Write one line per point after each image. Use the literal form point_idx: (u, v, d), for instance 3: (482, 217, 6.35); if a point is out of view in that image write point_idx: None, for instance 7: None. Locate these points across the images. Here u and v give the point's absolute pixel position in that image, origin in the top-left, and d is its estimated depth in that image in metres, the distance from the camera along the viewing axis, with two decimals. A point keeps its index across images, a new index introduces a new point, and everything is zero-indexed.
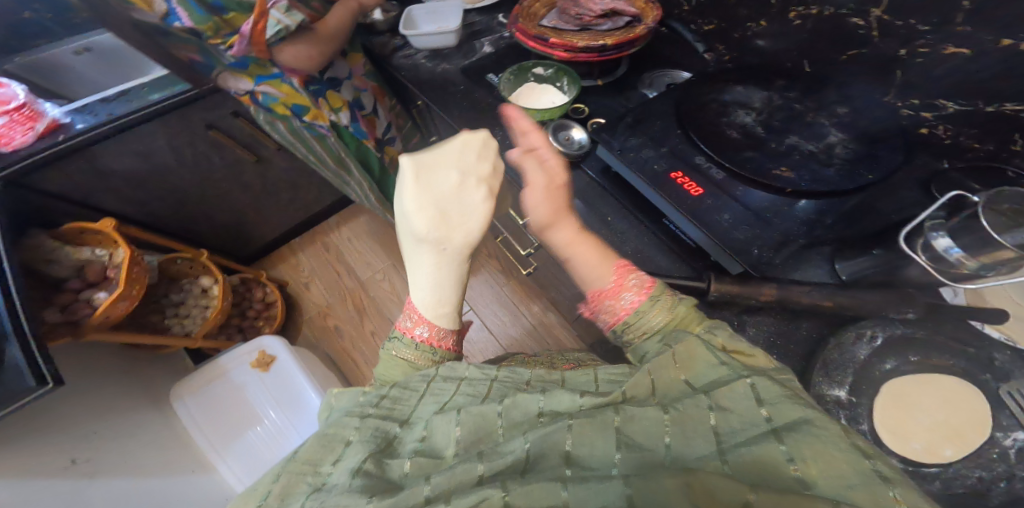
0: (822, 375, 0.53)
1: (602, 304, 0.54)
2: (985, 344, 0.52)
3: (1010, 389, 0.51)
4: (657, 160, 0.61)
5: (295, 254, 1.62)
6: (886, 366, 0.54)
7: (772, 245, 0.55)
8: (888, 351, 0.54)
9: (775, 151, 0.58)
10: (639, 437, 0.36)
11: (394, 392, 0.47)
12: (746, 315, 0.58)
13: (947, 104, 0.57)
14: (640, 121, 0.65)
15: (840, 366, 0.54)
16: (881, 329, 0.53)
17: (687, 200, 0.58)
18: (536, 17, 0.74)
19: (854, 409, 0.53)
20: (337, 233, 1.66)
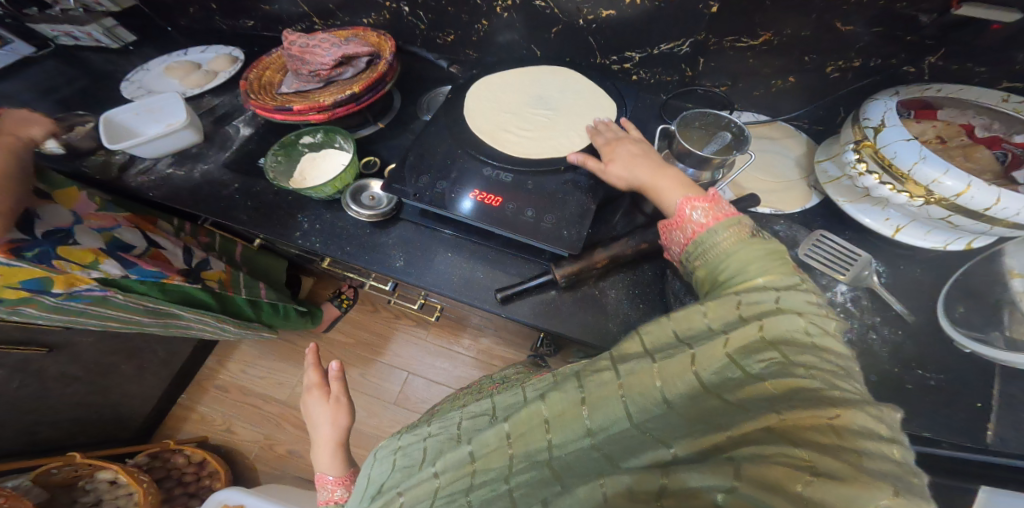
0: (679, 303, 0.64)
1: (672, 233, 0.52)
2: (768, 222, 0.72)
3: (806, 250, 0.69)
4: (453, 189, 0.63)
5: (193, 409, 1.44)
6: None
7: (576, 220, 0.61)
8: None
9: (544, 143, 0.67)
10: (681, 414, 0.36)
11: (436, 427, 0.44)
12: (604, 281, 0.69)
13: (632, 55, 0.74)
14: (423, 156, 0.65)
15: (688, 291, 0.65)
16: None
17: (491, 213, 0.62)
18: (275, 87, 0.69)
19: None
20: (227, 368, 1.47)
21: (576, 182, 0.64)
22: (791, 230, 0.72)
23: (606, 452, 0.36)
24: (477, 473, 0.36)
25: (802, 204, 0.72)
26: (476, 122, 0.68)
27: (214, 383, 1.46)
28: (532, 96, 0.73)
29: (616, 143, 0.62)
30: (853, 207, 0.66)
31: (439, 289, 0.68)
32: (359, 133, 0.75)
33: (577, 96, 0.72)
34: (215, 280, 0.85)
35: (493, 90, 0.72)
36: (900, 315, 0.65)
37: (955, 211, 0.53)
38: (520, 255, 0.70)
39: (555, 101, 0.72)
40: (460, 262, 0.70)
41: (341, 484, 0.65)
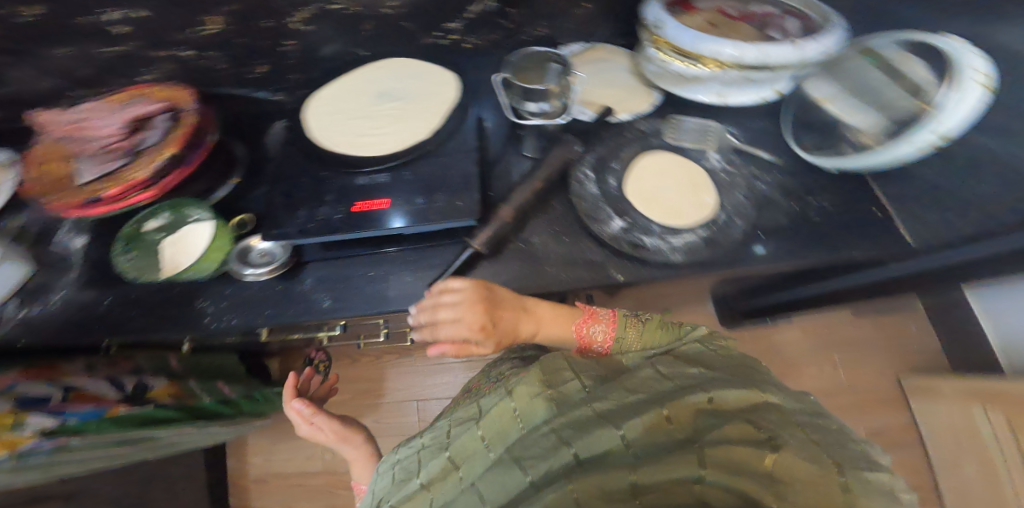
0: (595, 224, 0.67)
1: (589, 346, 0.64)
2: (632, 124, 0.75)
3: (671, 134, 0.76)
4: (334, 210, 0.58)
5: None
6: (616, 179, 0.70)
7: (463, 189, 0.58)
8: (603, 169, 0.71)
9: (399, 133, 0.65)
10: (615, 421, 0.44)
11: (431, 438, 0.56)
12: (525, 232, 0.68)
13: (454, 26, 0.77)
14: (291, 192, 0.60)
15: (600, 209, 0.67)
16: (586, 167, 0.70)
17: (382, 219, 0.57)
18: (76, 181, 0.64)
19: (635, 221, 0.67)
20: None
21: (455, 153, 0.62)
22: (654, 123, 0.76)
23: (555, 431, 0.44)
24: (458, 473, 0.48)
25: (648, 100, 0.79)
26: (325, 138, 0.65)
27: None
28: (367, 95, 0.72)
29: (455, 158, 0.60)
30: (684, 91, 0.74)
31: (371, 309, 0.65)
32: (214, 197, 0.72)
33: (417, 78, 0.72)
34: (164, 395, 0.85)
35: (329, 105, 0.70)
36: (770, 161, 0.74)
37: (740, 68, 0.63)
38: (436, 241, 0.66)
39: (391, 93, 0.71)
40: (381, 275, 0.66)
41: None
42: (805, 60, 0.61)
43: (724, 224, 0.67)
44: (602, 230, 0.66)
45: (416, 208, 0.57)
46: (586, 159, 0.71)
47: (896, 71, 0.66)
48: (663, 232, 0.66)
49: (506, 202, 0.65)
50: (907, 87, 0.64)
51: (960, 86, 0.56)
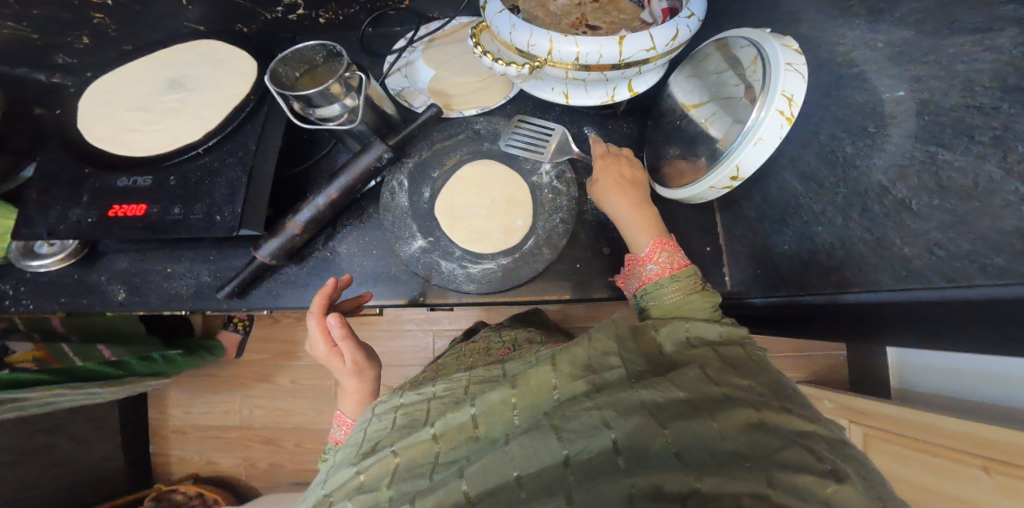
0: (394, 240, 0.66)
1: (632, 271, 0.58)
2: (465, 125, 0.70)
3: (507, 141, 0.69)
4: (87, 213, 0.60)
5: (165, 460, 1.56)
6: (425, 193, 0.69)
7: (228, 200, 0.59)
8: (416, 182, 0.69)
9: (179, 129, 0.64)
10: (642, 441, 0.36)
11: (403, 400, 0.48)
12: (334, 240, 0.69)
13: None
14: (45, 187, 0.61)
15: (403, 223, 0.66)
16: (398, 175, 0.68)
17: (142, 226, 0.59)
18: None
19: (437, 243, 0.66)
20: (171, 418, 1.56)
21: (223, 161, 0.61)
22: (493, 123, 0.71)
23: (587, 447, 0.36)
24: (438, 450, 0.40)
25: (505, 95, 0.72)
26: (95, 134, 0.65)
27: (168, 431, 1.56)
28: (156, 84, 0.70)
29: (218, 166, 0.61)
30: (529, 86, 0.66)
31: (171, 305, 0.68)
32: None
33: (212, 66, 0.69)
34: (27, 359, 0.89)
35: (113, 95, 0.69)
36: None
37: (567, 68, 0.55)
38: (236, 245, 0.68)
39: (177, 78, 0.70)
40: (182, 272, 0.68)
41: None
42: (628, 60, 0.51)
43: (530, 258, 0.64)
44: (401, 249, 0.65)
45: (167, 215, 0.59)
46: (399, 163, 0.68)
47: (738, 75, 0.48)
48: (463, 258, 0.66)
49: (295, 213, 0.64)
50: (744, 92, 0.46)
51: (765, 107, 0.43)
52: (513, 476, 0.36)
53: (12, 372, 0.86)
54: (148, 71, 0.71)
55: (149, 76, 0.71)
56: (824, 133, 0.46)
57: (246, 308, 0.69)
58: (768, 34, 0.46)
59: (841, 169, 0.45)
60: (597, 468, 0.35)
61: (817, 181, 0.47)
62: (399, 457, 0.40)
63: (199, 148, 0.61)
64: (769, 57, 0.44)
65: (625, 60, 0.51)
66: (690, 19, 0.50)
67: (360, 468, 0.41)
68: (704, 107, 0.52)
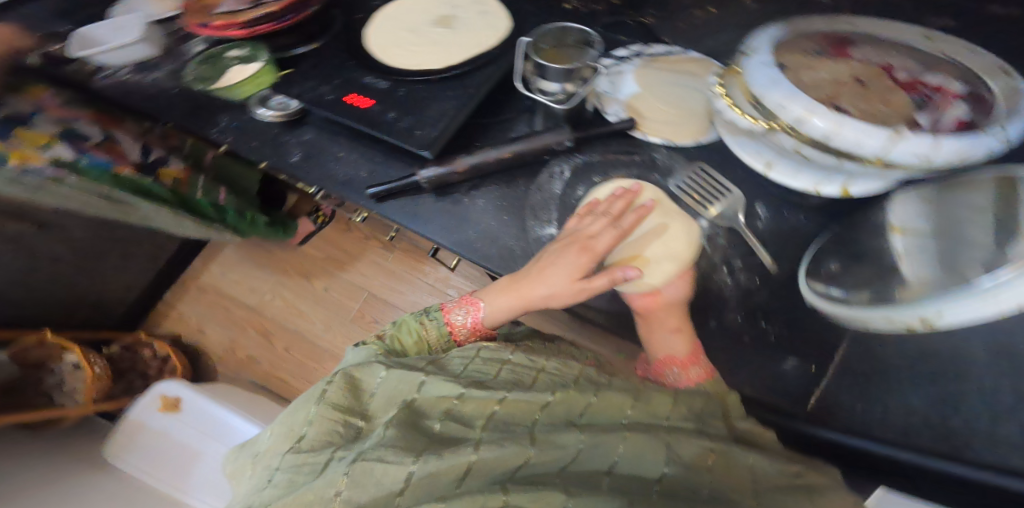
0: (532, 219, 0.68)
1: (670, 369, 0.63)
2: (646, 150, 0.70)
3: (675, 181, 0.68)
4: (331, 92, 0.71)
5: (174, 306, 1.61)
6: (577, 192, 0.70)
7: (432, 122, 0.66)
8: (575, 180, 0.70)
9: (425, 55, 0.74)
10: (688, 474, 0.47)
11: (513, 361, 0.57)
12: (474, 190, 0.70)
13: None
14: (317, 65, 0.75)
15: (546, 210, 0.69)
16: (564, 164, 0.71)
17: (361, 114, 0.69)
18: (211, 7, 0.82)
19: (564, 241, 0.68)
20: (207, 272, 1.62)
21: (443, 92, 0.69)
22: (670, 159, 0.70)
23: (655, 482, 0.47)
24: (539, 419, 0.50)
25: (695, 138, 0.69)
26: (375, 38, 0.78)
27: (194, 282, 1.62)
28: (431, 16, 0.81)
29: (437, 95, 0.69)
30: (734, 142, 0.65)
31: (321, 181, 0.71)
32: (293, 52, 0.77)
33: (480, 14, 0.77)
34: (171, 177, 1.00)
35: (398, 14, 0.81)
36: (764, 265, 0.62)
37: (800, 140, 0.51)
38: (402, 157, 0.71)
39: (449, 18, 0.79)
40: (348, 160, 0.72)
41: (473, 333, 0.70)
42: (887, 159, 0.46)
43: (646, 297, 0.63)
44: (532, 227, 0.68)
45: (382, 115, 0.67)
46: (570, 152, 0.70)
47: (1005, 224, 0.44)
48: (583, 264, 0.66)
49: (465, 154, 0.69)
50: (1003, 245, 0.42)
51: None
52: (582, 457, 0.46)
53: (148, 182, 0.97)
54: (430, 7, 0.83)
55: (428, 9, 0.82)
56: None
57: (373, 212, 0.71)
58: None
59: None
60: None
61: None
62: (506, 408, 0.50)
63: (434, 75, 0.70)
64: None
65: (883, 157, 0.46)
66: (997, 142, 0.43)
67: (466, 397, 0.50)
68: (931, 240, 0.50)
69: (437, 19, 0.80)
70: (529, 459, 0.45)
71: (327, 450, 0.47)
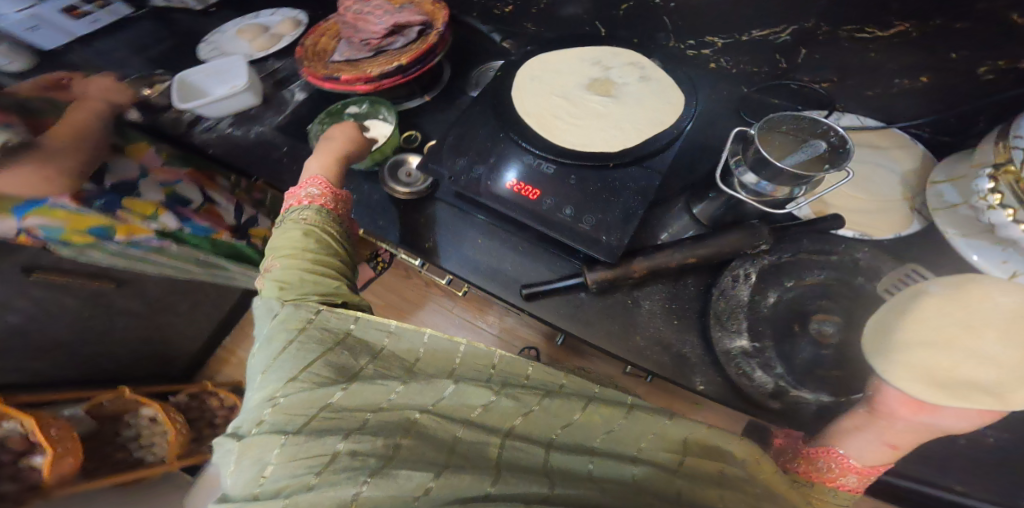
0: (718, 329, 0.63)
1: (821, 459, 0.60)
2: (845, 251, 0.65)
3: (885, 287, 0.61)
4: (490, 175, 0.63)
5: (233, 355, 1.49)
6: (767, 299, 0.64)
7: (619, 224, 0.59)
8: (764, 286, 0.65)
9: (593, 133, 0.64)
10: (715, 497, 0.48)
11: (563, 387, 0.54)
12: (639, 292, 0.67)
13: (712, 40, 0.78)
14: (463, 137, 0.65)
15: (731, 318, 0.64)
16: (748, 267, 0.66)
17: (529, 207, 0.61)
18: (325, 54, 0.78)
19: (761, 354, 0.61)
20: None
21: (623, 183, 0.61)
22: (873, 258, 0.64)
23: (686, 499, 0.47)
24: (558, 430, 0.51)
25: (896, 231, 0.64)
26: (524, 108, 0.65)
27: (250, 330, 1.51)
28: (584, 76, 0.70)
29: (617, 188, 0.61)
30: (965, 242, 0.58)
31: (479, 279, 0.68)
32: (406, 104, 0.81)
33: (642, 79, 0.67)
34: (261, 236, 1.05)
35: (547, 70, 0.69)
36: None
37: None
38: (557, 251, 0.69)
39: (605, 82, 0.68)
40: (506, 254, 0.69)
41: (318, 187, 0.63)
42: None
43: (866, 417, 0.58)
44: (719, 340, 0.63)
45: (559, 215, 0.60)
46: (754, 253, 0.66)
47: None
48: (784, 377, 0.60)
49: (645, 255, 0.64)
50: None
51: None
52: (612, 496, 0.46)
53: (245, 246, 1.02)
54: (577, 66, 0.72)
55: (577, 68, 0.71)
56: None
57: (525, 310, 0.68)
58: None
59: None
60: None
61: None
62: (541, 446, 0.49)
63: (612, 162, 0.62)
64: None
65: None
66: None
67: (526, 417, 0.50)
68: None
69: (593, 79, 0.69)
70: (586, 491, 0.45)
71: (319, 406, 0.44)
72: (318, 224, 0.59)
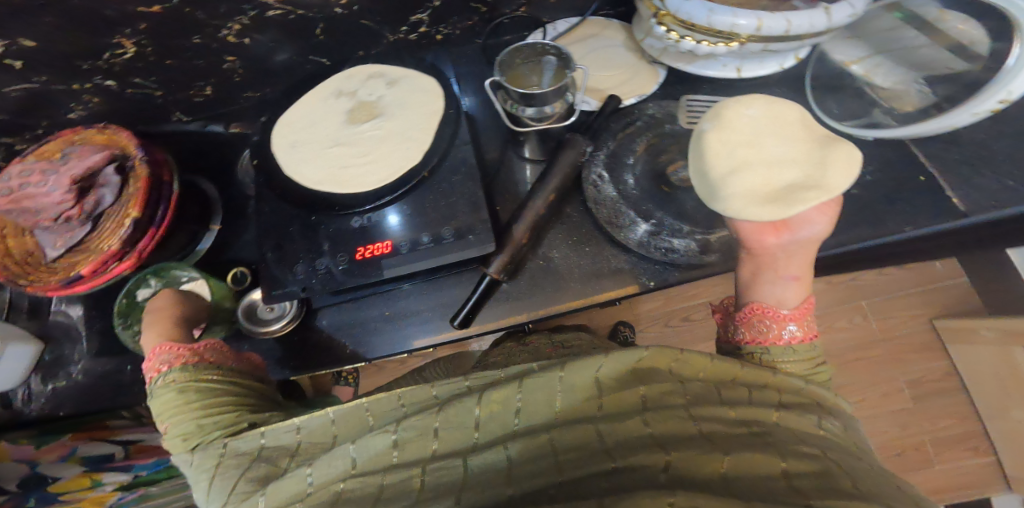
0: (620, 232, 0.64)
1: (760, 319, 0.56)
2: (639, 111, 0.72)
3: (688, 121, 0.69)
4: (333, 259, 0.55)
5: None
6: (629, 182, 0.66)
7: (472, 216, 0.56)
8: (618, 174, 0.67)
9: (388, 159, 0.60)
10: (668, 430, 0.41)
11: (469, 384, 0.45)
12: (543, 246, 0.67)
13: (421, 17, 0.73)
14: (279, 245, 0.56)
15: (623, 216, 0.65)
16: (599, 169, 0.67)
17: (390, 262, 0.55)
18: (32, 262, 0.58)
19: (664, 224, 0.63)
20: None
21: (449, 179, 0.58)
22: (663, 107, 0.72)
23: (638, 443, 0.40)
24: (476, 433, 0.42)
25: (655, 81, 0.76)
26: (307, 176, 0.60)
27: None
28: (337, 111, 0.65)
29: (449, 190, 0.57)
30: (695, 67, 0.71)
31: (404, 345, 0.65)
32: (198, 249, 0.70)
33: (392, 85, 0.66)
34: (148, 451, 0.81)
35: (301, 130, 0.64)
36: None
37: (760, 41, 0.58)
38: (450, 274, 0.66)
39: (359, 106, 0.65)
40: (408, 310, 0.65)
41: (166, 349, 0.53)
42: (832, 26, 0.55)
43: None
44: (627, 238, 0.63)
45: (421, 243, 0.55)
46: (591, 157, 0.68)
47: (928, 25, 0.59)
48: (695, 231, 0.63)
49: (514, 221, 0.62)
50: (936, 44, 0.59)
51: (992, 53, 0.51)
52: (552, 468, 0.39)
53: None
54: (323, 104, 0.66)
55: (326, 108, 0.65)
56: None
57: (466, 335, 0.65)
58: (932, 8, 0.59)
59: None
60: (691, 481, 0.36)
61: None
62: (468, 435, 0.42)
63: (424, 171, 0.58)
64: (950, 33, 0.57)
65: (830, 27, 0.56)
66: None
67: (442, 417, 0.42)
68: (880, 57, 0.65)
69: (348, 109, 0.65)
70: (514, 462, 0.40)
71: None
72: (187, 367, 0.51)
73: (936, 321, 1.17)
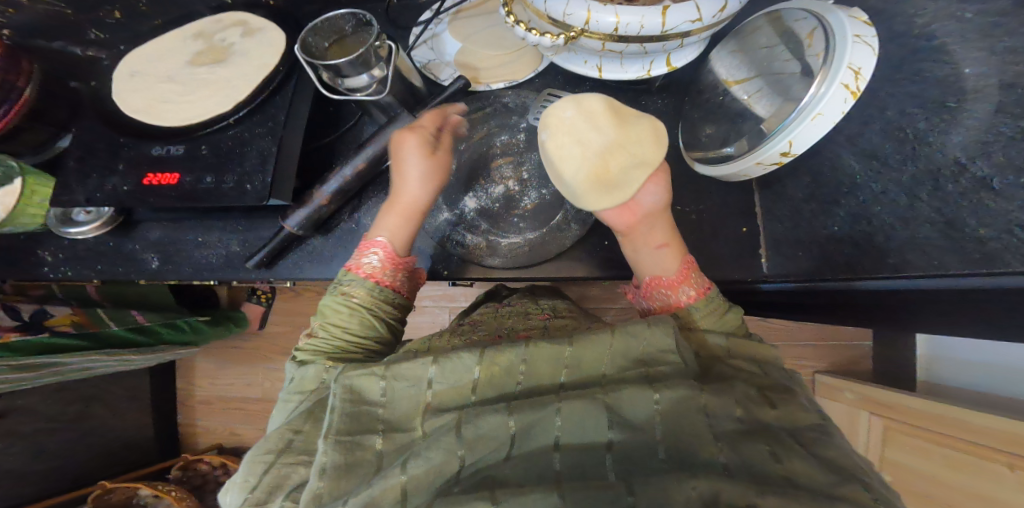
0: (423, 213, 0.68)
1: (655, 291, 0.57)
2: (495, 99, 0.70)
3: (534, 116, 0.67)
4: (122, 181, 0.56)
5: (192, 425, 1.61)
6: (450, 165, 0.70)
7: (259, 169, 0.56)
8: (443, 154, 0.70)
9: (202, 97, 0.59)
10: (630, 414, 0.40)
11: (405, 383, 0.43)
12: (358, 210, 0.68)
13: None
14: (82, 155, 0.58)
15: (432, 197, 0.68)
16: None
17: (171, 194, 0.56)
18: None
19: (466, 218, 0.67)
20: (196, 388, 1.60)
21: (252, 130, 0.57)
22: (522, 98, 0.70)
23: (610, 441, 0.40)
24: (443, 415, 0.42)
25: (534, 68, 0.70)
26: (128, 104, 0.60)
27: (195, 400, 1.60)
28: (188, 50, 0.64)
29: (246, 137, 0.57)
30: (559, 60, 0.64)
31: (205, 274, 0.68)
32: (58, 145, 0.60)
33: (245, 36, 0.62)
34: (64, 323, 0.95)
35: (145, 61, 0.63)
36: None
37: (602, 39, 0.53)
38: (266, 214, 0.67)
39: (208, 49, 0.63)
40: (214, 242, 0.67)
41: None
42: (671, 32, 0.49)
43: (565, 232, 0.65)
44: (429, 222, 0.67)
45: (206, 185, 0.56)
46: None
47: (796, 46, 0.46)
48: (489, 230, 0.67)
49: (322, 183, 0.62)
50: (808, 61, 0.44)
51: (828, 81, 0.41)
52: (553, 439, 0.40)
53: (54, 337, 0.93)
54: (181, 40, 0.65)
55: (181, 45, 0.64)
56: (892, 108, 0.43)
57: (271, 277, 0.68)
58: (834, 7, 0.44)
59: (914, 148, 0.41)
60: (637, 460, 0.39)
61: (880, 160, 0.45)
62: (465, 396, 0.43)
63: (229, 118, 0.57)
64: (833, 30, 0.42)
65: (667, 32, 0.49)
66: None
67: (438, 369, 0.43)
68: (761, 78, 0.51)
69: (200, 51, 0.63)
70: (471, 458, 0.40)
71: None
72: None
73: (818, 375, 1.25)
